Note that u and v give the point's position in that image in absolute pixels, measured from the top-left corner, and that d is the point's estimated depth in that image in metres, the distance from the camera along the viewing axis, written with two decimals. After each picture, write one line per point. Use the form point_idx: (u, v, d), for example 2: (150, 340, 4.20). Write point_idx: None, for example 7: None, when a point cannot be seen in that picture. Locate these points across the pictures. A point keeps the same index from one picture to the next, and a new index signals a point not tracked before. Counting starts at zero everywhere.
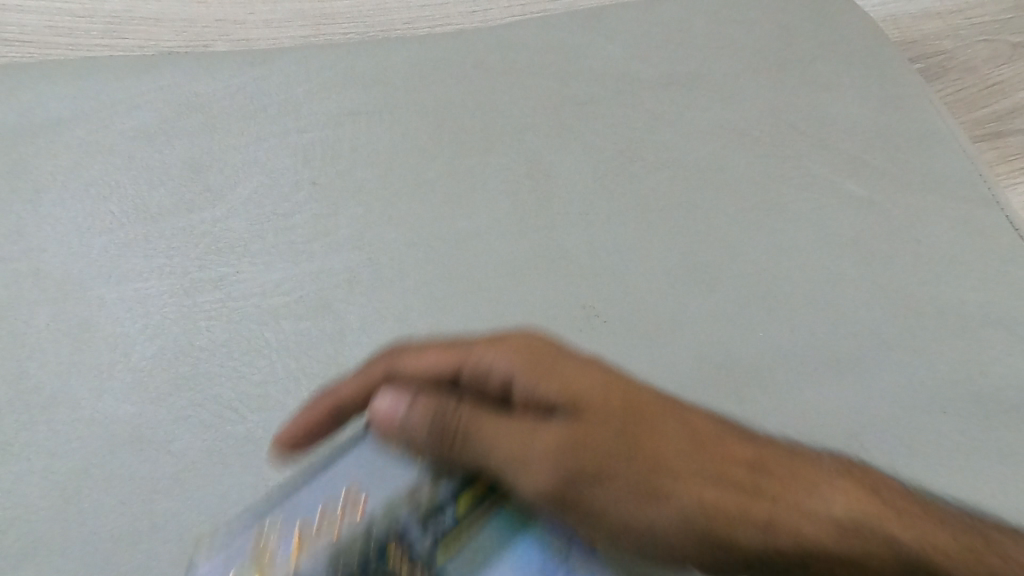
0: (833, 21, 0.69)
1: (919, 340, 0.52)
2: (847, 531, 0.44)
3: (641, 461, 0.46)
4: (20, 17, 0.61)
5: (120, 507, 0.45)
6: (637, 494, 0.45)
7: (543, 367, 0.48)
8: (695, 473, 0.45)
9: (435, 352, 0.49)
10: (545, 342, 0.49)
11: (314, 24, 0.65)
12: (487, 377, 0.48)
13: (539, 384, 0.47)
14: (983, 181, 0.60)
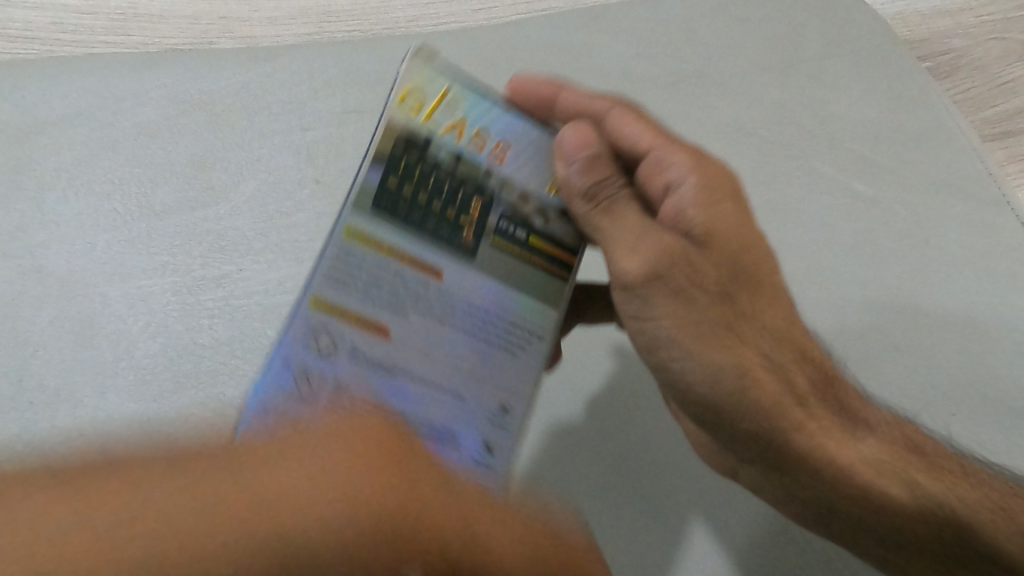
0: (842, 20, 0.69)
1: (929, 341, 0.52)
2: (876, 469, 0.45)
3: (752, 258, 0.49)
4: (24, 14, 0.61)
5: None
6: (727, 277, 0.48)
7: (716, 199, 0.50)
8: (789, 354, 0.48)
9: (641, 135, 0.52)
10: (740, 196, 0.51)
11: (317, 21, 0.65)
12: (671, 181, 0.51)
13: (705, 183, 0.50)
14: (994, 181, 0.60)
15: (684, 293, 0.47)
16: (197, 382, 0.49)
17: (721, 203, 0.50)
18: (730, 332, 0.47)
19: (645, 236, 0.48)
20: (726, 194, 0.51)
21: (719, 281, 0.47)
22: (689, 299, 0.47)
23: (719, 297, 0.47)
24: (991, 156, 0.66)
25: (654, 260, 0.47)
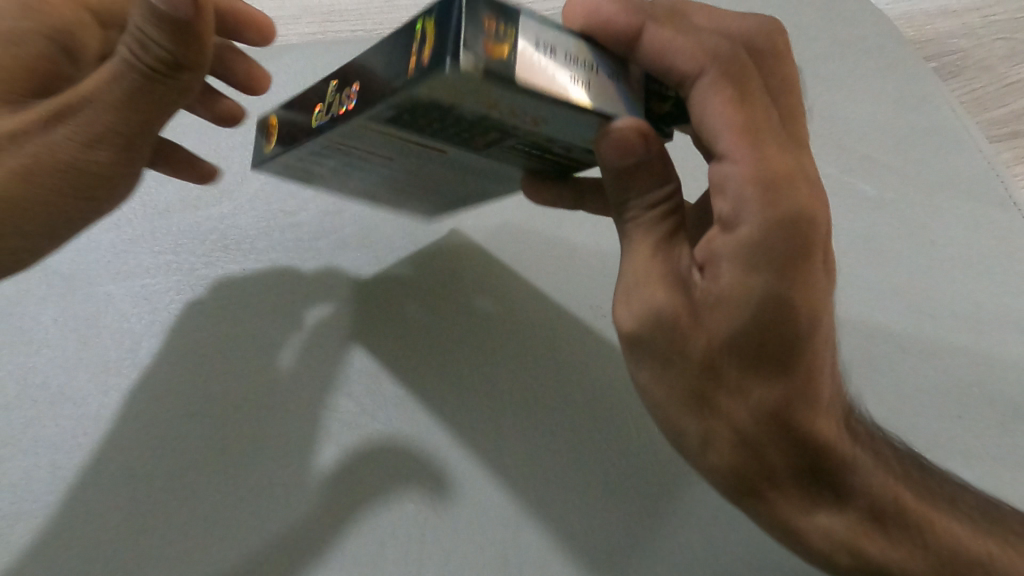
0: (845, 22, 0.69)
1: (938, 342, 0.51)
2: (830, 541, 0.38)
3: (806, 328, 0.35)
4: None
5: (120, 501, 0.45)
6: (752, 347, 0.35)
7: (784, 266, 0.34)
8: (814, 423, 0.36)
9: (732, 117, 0.35)
10: (806, 253, 0.34)
11: (321, 20, 0.65)
12: (728, 213, 0.35)
13: (770, 225, 0.34)
14: (1000, 182, 0.59)
15: (665, 339, 0.37)
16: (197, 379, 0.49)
17: (783, 274, 0.34)
18: (727, 390, 0.37)
19: (641, 251, 0.38)
20: (792, 225, 0.34)
21: (730, 344, 0.36)
22: (675, 341, 0.37)
23: (735, 336, 0.35)
24: (998, 155, 0.66)
25: (648, 289, 0.37)
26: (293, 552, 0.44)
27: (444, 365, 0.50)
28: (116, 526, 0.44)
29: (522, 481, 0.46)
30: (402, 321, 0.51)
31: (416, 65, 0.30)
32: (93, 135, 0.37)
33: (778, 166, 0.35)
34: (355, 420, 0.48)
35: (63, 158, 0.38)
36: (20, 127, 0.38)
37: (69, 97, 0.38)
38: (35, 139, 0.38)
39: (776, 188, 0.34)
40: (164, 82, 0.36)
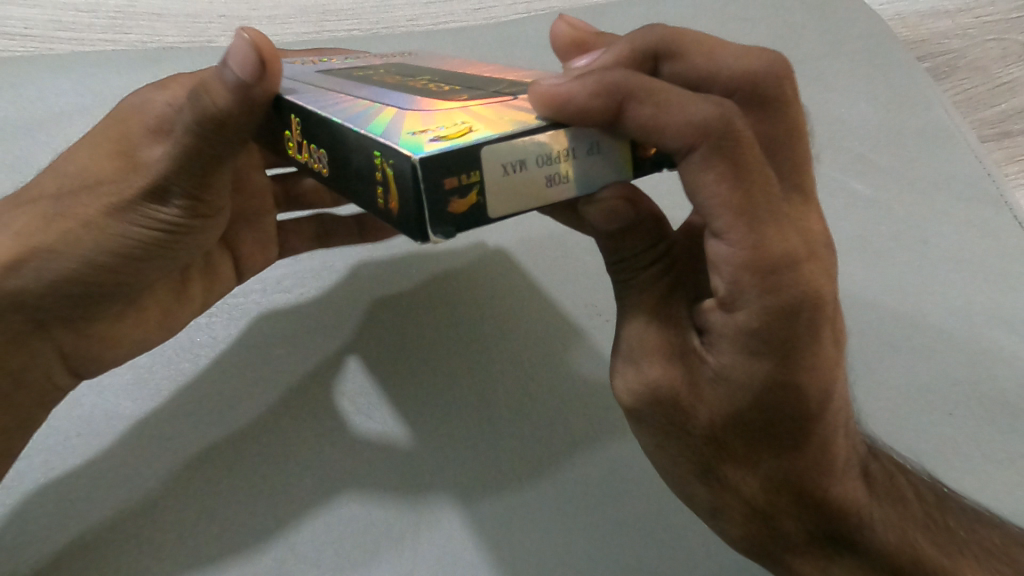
0: (840, 24, 0.69)
1: (930, 341, 0.51)
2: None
3: (807, 403, 0.36)
4: (26, 12, 0.61)
5: (106, 498, 0.44)
6: (753, 418, 0.37)
7: (784, 354, 0.35)
8: (824, 489, 0.38)
9: (742, 196, 0.34)
10: (800, 343, 0.35)
11: (318, 19, 0.65)
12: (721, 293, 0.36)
13: (767, 314, 0.35)
14: (993, 182, 0.60)
15: (670, 409, 0.39)
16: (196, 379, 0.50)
17: (779, 361, 0.35)
18: (732, 453, 0.39)
19: (645, 322, 0.39)
20: (793, 311, 0.35)
21: (731, 417, 0.38)
22: (682, 412, 0.39)
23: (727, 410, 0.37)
24: (991, 155, 0.66)
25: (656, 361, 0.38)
26: (287, 552, 0.42)
27: (443, 367, 0.50)
28: (104, 529, 0.43)
29: (518, 479, 0.45)
30: (407, 326, 0.53)
31: (387, 210, 0.32)
32: (194, 196, 0.43)
33: (790, 248, 0.35)
34: (352, 417, 0.47)
35: (179, 223, 0.44)
36: (120, 205, 0.41)
37: (156, 163, 0.41)
38: (143, 216, 0.42)
39: (781, 275, 0.34)
40: (241, 141, 0.40)
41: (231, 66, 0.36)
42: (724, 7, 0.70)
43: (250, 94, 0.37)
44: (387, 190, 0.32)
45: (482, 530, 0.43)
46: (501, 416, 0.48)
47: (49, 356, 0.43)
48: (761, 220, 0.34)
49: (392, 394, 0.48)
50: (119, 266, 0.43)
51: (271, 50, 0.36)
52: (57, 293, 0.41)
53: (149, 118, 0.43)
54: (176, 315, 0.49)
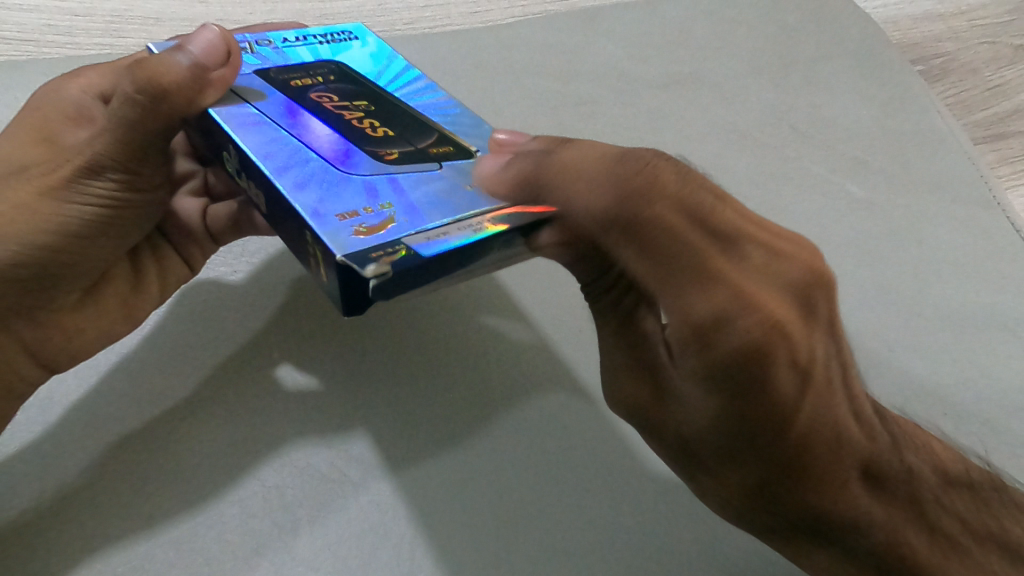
0: (833, 28, 0.70)
1: (924, 341, 0.52)
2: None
3: (782, 444, 0.34)
4: (22, 17, 0.61)
5: (86, 496, 0.42)
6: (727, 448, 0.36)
7: (728, 393, 0.33)
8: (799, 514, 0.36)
9: (662, 259, 0.33)
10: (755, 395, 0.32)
11: (314, 22, 0.65)
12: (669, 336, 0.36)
13: (724, 356, 0.32)
14: (985, 183, 0.60)
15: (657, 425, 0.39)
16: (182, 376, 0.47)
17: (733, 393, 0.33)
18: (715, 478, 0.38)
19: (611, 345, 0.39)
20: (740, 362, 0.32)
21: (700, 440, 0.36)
22: (659, 427, 0.39)
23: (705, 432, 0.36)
24: (983, 157, 0.67)
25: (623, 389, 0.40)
26: (284, 556, 0.41)
27: (435, 368, 0.49)
28: (94, 534, 0.41)
29: (518, 482, 0.44)
30: (390, 324, 0.51)
31: (325, 283, 0.35)
32: (130, 172, 0.43)
33: (726, 309, 0.31)
34: (348, 420, 0.46)
35: (120, 201, 0.44)
36: (56, 186, 0.42)
37: (90, 142, 0.42)
38: (79, 193, 0.42)
39: (722, 326, 0.31)
40: (182, 121, 0.42)
41: (191, 56, 0.40)
42: (719, 10, 0.70)
43: (204, 75, 0.40)
44: (319, 263, 0.35)
45: (485, 534, 0.42)
46: (499, 419, 0.47)
47: (11, 351, 0.43)
48: (679, 293, 0.32)
49: (384, 397, 0.47)
50: (68, 244, 0.43)
51: (233, 49, 0.42)
52: (8, 276, 0.41)
53: (67, 105, 0.44)
54: (137, 310, 0.48)
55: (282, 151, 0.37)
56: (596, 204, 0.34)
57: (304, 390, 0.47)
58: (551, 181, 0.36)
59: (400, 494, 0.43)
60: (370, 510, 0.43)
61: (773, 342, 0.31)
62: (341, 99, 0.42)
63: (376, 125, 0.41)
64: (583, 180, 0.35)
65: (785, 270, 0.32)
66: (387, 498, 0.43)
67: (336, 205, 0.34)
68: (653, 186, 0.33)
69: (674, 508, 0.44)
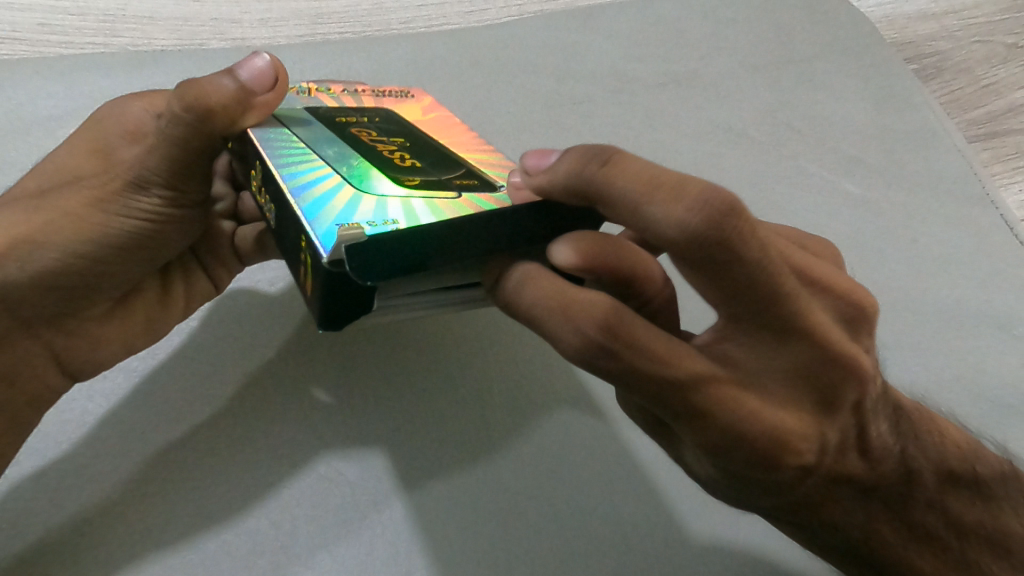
0: (829, 27, 0.70)
1: (921, 338, 0.52)
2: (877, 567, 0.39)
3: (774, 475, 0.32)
4: (14, 16, 0.61)
5: (87, 500, 0.42)
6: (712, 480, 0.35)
7: (740, 466, 0.32)
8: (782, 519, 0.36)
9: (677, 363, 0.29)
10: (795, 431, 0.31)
11: (309, 22, 0.65)
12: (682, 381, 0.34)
13: (729, 444, 0.30)
14: (979, 181, 0.61)
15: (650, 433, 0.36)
16: (183, 380, 0.47)
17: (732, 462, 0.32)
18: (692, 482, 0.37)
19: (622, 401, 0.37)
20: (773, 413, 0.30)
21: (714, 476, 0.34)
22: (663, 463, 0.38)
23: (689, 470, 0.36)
24: (977, 156, 0.67)
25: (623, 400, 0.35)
26: (287, 558, 0.41)
27: (434, 367, 0.49)
28: (97, 538, 0.41)
29: (519, 482, 0.45)
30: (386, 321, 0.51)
31: (309, 293, 0.31)
32: (175, 190, 0.44)
33: (735, 406, 0.30)
34: (348, 418, 0.46)
35: (162, 214, 0.44)
36: (104, 198, 0.42)
37: (139, 157, 0.42)
38: (125, 207, 0.42)
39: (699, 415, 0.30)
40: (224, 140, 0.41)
41: (240, 79, 0.38)
42: (715, 9, 0.70)
43: (249, 99, 0.38)
44: (307, 271, 0.31)
45: (486, 533, 0.43)
46: (500, 418, 0.47)
47: (41, 357, 0.42)
48: (679, 399, 0.29)
49: (383, 395, 0.47)
50: (109, 254, 0.43)
51: (283, 74, 0.40)
52: (48, 283, 0.41)
53: (128, 121, 0.44)
54: (162, 324, 0.48)
55: (304, 167, 0.34)
56: (670, 237, 0.28)
57: (304, 392, 0.47)
58: (612, 193, 0.29)
59: (403, 496, 0.43)
60: (371, 511, 0.43)
61: (779, 437, 0.30)
62: (379, 135, 0.40)
63: (407, 157, 0.37)
64: (670, 205, 0.27)
65: (798, 357, 0.30)
66: (391, 499, 0.43)
67: (346, 209, 0.31)
68: (728, 262, 0.28)
69: (670, 507, 0.45)
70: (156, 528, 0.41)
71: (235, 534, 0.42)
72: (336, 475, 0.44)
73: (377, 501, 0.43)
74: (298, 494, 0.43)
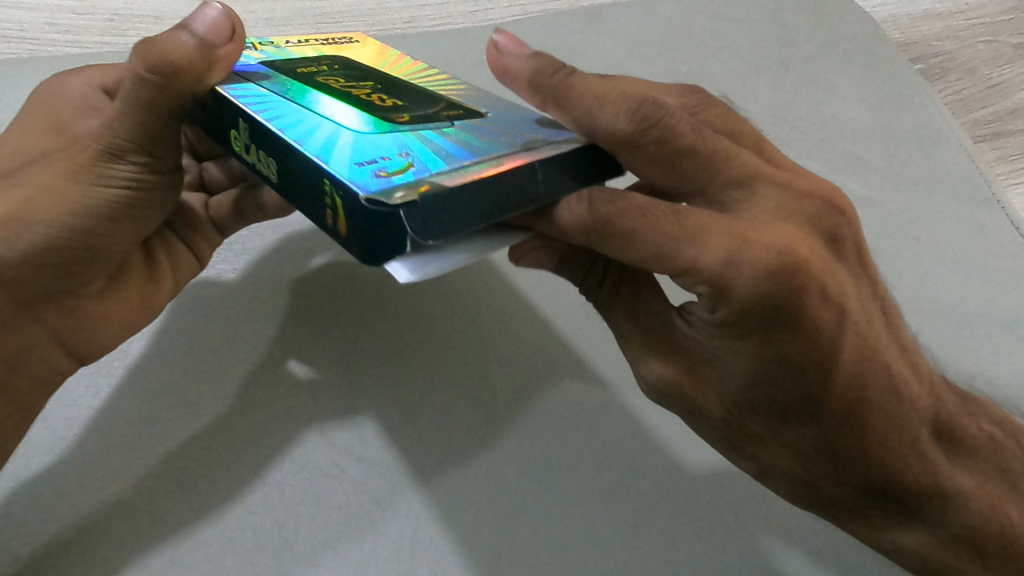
0: (833, 26, 0.70)
1: (929, 338, 0.52)
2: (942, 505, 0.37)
3: (800, 347, 0.33)
4: (20, 16, 0.61)
5: (105, 497, 0.42)
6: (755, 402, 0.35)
7: (760, 328, 0.33)
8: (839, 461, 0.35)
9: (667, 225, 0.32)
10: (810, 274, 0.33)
11: (314, 21, 0.65)
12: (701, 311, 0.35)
13: (752, 292, 0.32)
14: (985, 181, 0.60)
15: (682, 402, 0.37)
16: (202, 380, 0.48)
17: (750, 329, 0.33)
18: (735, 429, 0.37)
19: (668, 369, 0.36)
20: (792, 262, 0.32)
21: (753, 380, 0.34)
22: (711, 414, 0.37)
23: (733, 417, 0.36)
24: (982, 156, 0.67)
25: (659, 347, 0.37)
26: (287, 553, 0.41)
27: (430, 359, 0.50)
28: (100, 530, 0.41)
29: (517, 477, 0.45)
30: (384, 307, 0.52)
31: (339, 232, 0.31)
32: (151, 155, 0.42)
33: (729, 242, 0.32)
34: (360, 417, 0.47)
35: (145, 183, 0.43)
36: (82, 173, 0.40)
37: (107, 124, 0.40)
38: (105, 177, 0.41)
39: (704, 271, 0.32)
40: (199, 101, 0.40)
41: (196, 33, 0.39)
42: (719, 9, 0.70)
43: (212, 52, 0.39)
44: (338, 216, 0.31)
45: (494, 529, 0.43)
46: (496, 410, 0.48)
47: (44, 340, 0.42)
48: (670, 259, 0.32)
49: (382, 387, 0.48)
50: (93, 226, 0.41)
51: (236, 23, 0.40)
52: (39, 260, 0.40)
53: (72, 97, 0.46)
54: (155, 300, 0.48)
55: (280, 115, 0.35)
56: (617, 128, 0.34)
57: (316, 392, 0.48)
58: (568, 97, 0.35)
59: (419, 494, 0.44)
60: (369, 508, 0.43)
61: (770, 266, 0.32)
62: (348, 80, 0.40)
63: (385, 98, 0.38)
64: (610, 104, 0.34)
65: (779, 203, 0.35)
66: (407, 498, 0.44)
67: (351, 151, 0.31)
68: (670, 133, 0.33)
69: (669, 506, 0.45)
70: (175, 525, 0.42)
71: (253, 532, 0.42)
72: (349, 473, 0.45)
73: (393, 499, 0.44)
74: (315, 492, 0.44)
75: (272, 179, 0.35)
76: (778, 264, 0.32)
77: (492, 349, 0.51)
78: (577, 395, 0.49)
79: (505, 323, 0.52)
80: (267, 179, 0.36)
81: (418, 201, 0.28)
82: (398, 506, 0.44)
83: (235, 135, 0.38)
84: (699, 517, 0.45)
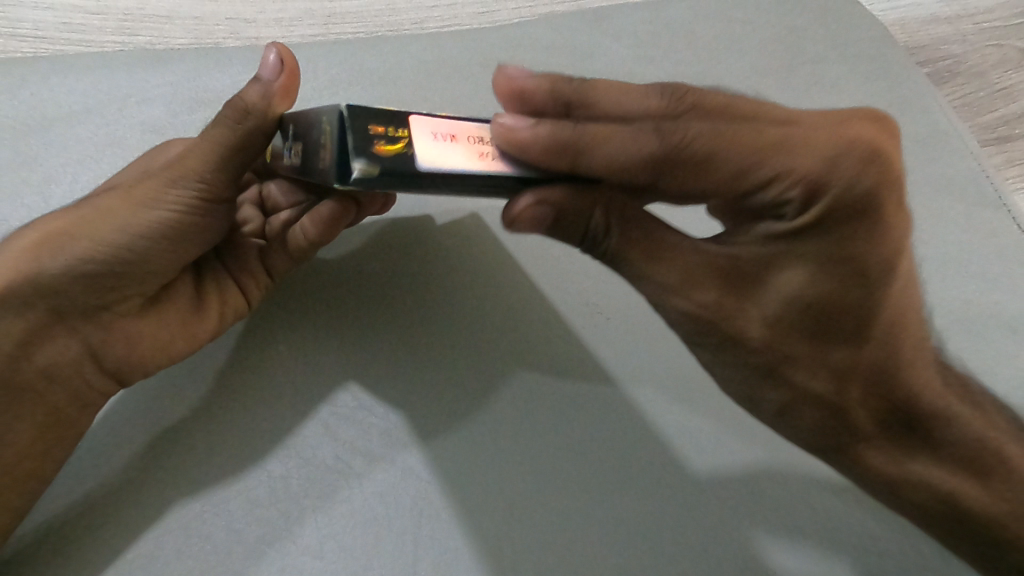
0: (842, 30, 0.71)
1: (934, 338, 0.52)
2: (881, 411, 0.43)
3: (879, 262, 0.37)
4: (39, 15, 0.62)
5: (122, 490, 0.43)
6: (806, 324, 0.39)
7: (836, 230, 0.36)
8: (861, 385, 0.41)
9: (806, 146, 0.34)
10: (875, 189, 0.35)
11: (323, 22, 0.66)
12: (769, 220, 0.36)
13: (833, 191, 0.34)
14: (990, 185, 0.63)
15: (718, 328, 0.40)
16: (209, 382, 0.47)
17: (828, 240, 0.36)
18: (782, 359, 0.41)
19: (715, 287, 0.38)
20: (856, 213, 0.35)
21: (811, 290, 0.37)
22: (737, 325, 0.39)
23: (774, 334, 0.40)
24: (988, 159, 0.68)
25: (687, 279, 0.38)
26: (295, 544, 0.43)
27: (436, 353, 0.49)
28: (114, 523, 0.43)
29: (521, 470, 0.46)
30: (394, 284, 0.52)
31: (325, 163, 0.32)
32: (208, 183, 0.42)
33: (828, 159, 0.34)
34: (365, 412, 0.47)
35: (199, 209, 0.43)
36: (141, 199, 0.42)
37: (179, 156, 0.42)
38: (159, 199, 0.42)
39: (792, 177, 0.34)
40: (264, 133, 0.41)
41: (258, 74, 0.40)
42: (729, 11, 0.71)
43: (268, 88, 0.40)
44: (328, 144, 0.32)
45: (501, 523, 0.44)
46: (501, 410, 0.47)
47: (78, 355, 0.43)
48: (757, 174, 0.34)
49: (386, 382, 0.48)
50: (136, 246, 0.42)
51: (294, 61, 0.41)
52: (78, 270, 0.42)
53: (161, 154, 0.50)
54: (196, 329, 0.47)
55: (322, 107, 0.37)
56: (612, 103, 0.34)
57: (324, 386, 0.47)
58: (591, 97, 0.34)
59: (427, 490, 0.45)
60: (372, 504, 0.44)
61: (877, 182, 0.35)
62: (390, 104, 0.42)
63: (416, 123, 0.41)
64: (632, 94, 0.34)
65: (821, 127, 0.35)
66: (415, 493, 0.45)
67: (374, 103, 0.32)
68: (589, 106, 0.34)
69: (664, 502, 0.46)
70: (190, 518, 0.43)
71: (266, 522, 0.43)
72: (358, 467, 0.45)
73: (402, 492, 0.45)
74: (325, 486, 0.44)
75: (301, 164, 0.38)
76: (869, 152, 0.34)
77: (502, 344, 0.50)
78: (582, 389, 0.49)
79: (507, 315, 0.51)
80: (298, 167, 0.39)
81: (382, 169, 0.29)
82: (406, 499, 0.44)
83: (284, 140, 0.40)
84: (704, 520, 0.46)
